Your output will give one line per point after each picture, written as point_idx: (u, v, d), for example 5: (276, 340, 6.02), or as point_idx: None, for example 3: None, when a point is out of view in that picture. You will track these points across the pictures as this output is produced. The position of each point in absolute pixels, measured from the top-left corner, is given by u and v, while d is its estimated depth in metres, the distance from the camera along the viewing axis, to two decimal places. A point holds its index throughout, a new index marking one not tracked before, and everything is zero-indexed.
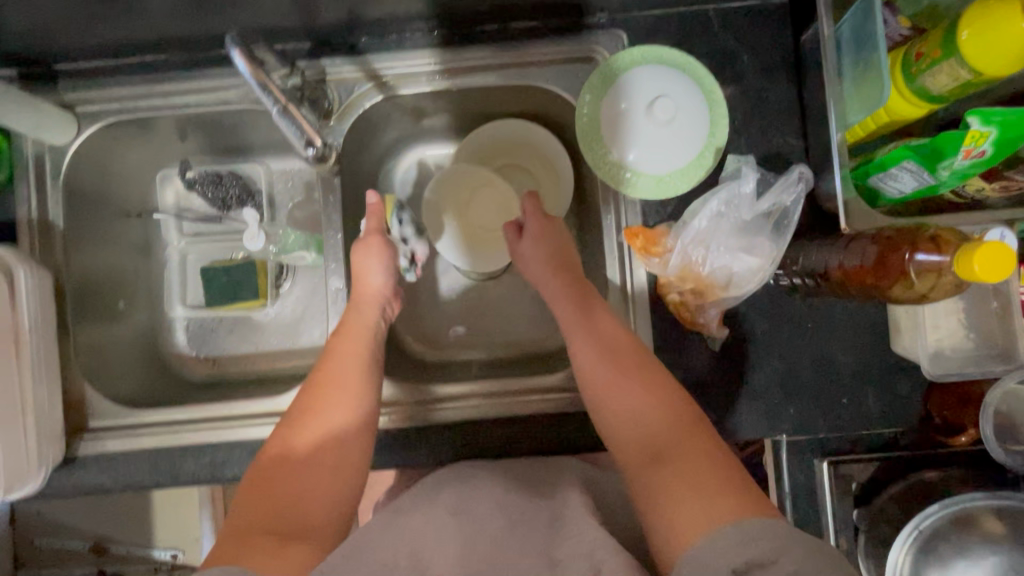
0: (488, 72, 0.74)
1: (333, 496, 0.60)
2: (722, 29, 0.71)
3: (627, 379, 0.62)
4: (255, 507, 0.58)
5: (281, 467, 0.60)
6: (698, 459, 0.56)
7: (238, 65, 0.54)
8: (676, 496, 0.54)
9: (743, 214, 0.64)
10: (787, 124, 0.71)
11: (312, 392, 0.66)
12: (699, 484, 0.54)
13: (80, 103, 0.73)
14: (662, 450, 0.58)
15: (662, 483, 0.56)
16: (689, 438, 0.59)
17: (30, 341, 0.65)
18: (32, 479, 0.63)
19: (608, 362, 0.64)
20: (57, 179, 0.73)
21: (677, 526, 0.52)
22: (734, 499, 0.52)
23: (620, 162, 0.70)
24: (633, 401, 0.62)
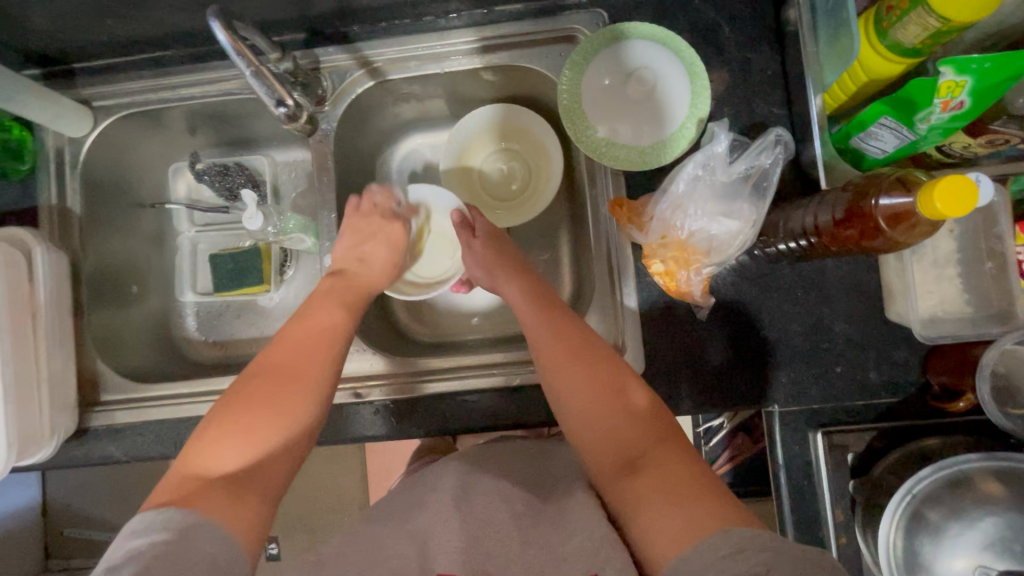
0: (474, 57, 0.77)
1: (290, 460, 0.58)
2: (702, 3, 0.73)
3: (596, 381, 0.61)
4: (215, 456, 0.55)
5: (244, 439, 0.56)
6: (674, 465, 0.54)
7: (218, 38, 0.57)
8: (653, 507, 0.52)
9: (720, 178, 0.65)
10: (770, 92, 0.71)
11: (276, 358, 0.62)
12: (677, 490, 0.52)
13: (96, 98, 0.79)
14: (637, 458, 0.56)
15: (639, 492, 0.54)
16: (665, 441, 0.57)
17: (45, 315, 0.69)
18: (46, 445, 0.68)
19: (581, 368, 0.62)
20: (75, 168, 0.78)
21: (658, 539, 0.50)
22: (719, 507, 0.50)
23: (603, 138, 0.70)
24: (606, 408, 0.59)
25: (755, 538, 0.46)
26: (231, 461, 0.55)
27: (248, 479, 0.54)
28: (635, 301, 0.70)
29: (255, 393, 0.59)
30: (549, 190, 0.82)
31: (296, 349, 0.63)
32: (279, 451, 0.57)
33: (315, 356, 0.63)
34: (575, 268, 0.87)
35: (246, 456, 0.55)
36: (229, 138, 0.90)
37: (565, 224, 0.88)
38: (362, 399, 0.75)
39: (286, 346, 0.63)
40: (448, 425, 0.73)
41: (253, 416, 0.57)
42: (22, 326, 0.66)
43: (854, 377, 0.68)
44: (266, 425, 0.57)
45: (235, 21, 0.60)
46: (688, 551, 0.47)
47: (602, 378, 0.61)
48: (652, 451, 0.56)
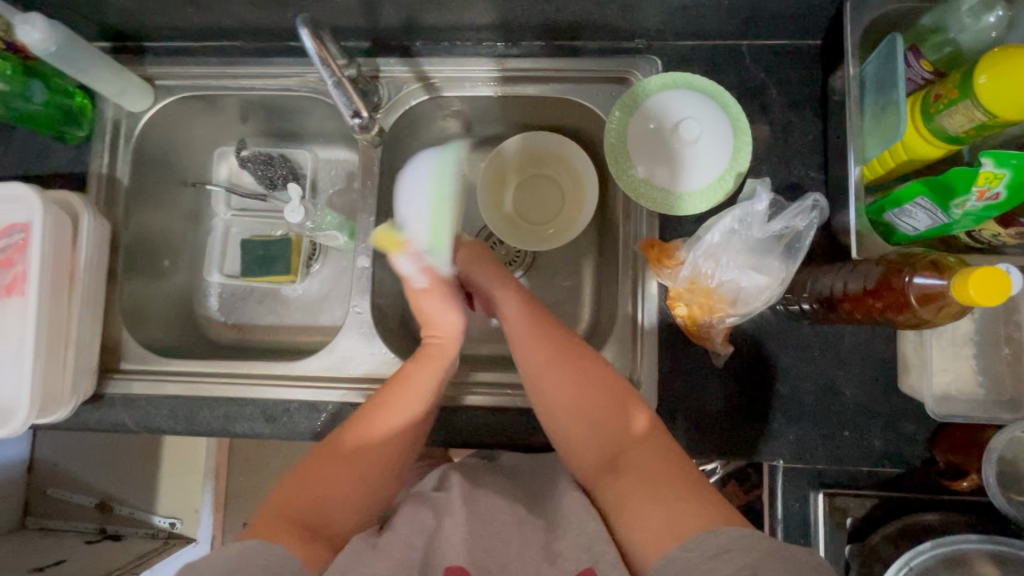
0: (529, 84, 0.79)
1: (369, 508, 0.61)
2: (754, 63, 0.75)
3: (573, 384, 0.63)
4: (296, 500, 0.58)
5: (326, 481, 0.60)
6: (653, 463, 0.58)
7: (306, 44, 0.60)
8: (636, 508, 0.55)
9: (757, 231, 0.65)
10: (809, 158, 0.73)
11: (370, 406, 0.64)
12: (659, 488, 0.55)
13: (159, 77, 0.82)
14: (616, 458, 0.60)
15: (620, 493, 0.57)
16: (649, 443, 0.59)
17: (83, 278, 0.70)
18: (64, 406, 0.68)
19: (560, 374, 0.64)
20: (129, 141, 0.81)
21: (643, 538, 0.53)
22: (699, 505, 0.53)
23: (644, 178, 0.72)
24: (587, 410, 0.62)
25: (743, 536, 0.49)
26: (310, 498, 0.59)
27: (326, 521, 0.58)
28: (656, 342, 0.72)
29: (342, 449, 0.61)
30: (579, 223, 0.84)
31: (400, 406, 0.64)
32: (358, 497, 0.60)
33: (401, 407, 0.64)
34: (595, 299, 0.89)
35: (325, 502, 0.59)
36: (277, 130, 0.93)
37: (591, 256, 0.90)
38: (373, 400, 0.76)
39: (387, 407, 0.64)
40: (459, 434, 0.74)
41: (337, 467, 0.60)
42: (60, 288, 0.68)
43: (861, 443, 0.69)
44: (351, 480, 0.60)
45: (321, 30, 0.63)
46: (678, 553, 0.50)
47: (584, 385, 0.63)
48: (638, 452, 0.59)
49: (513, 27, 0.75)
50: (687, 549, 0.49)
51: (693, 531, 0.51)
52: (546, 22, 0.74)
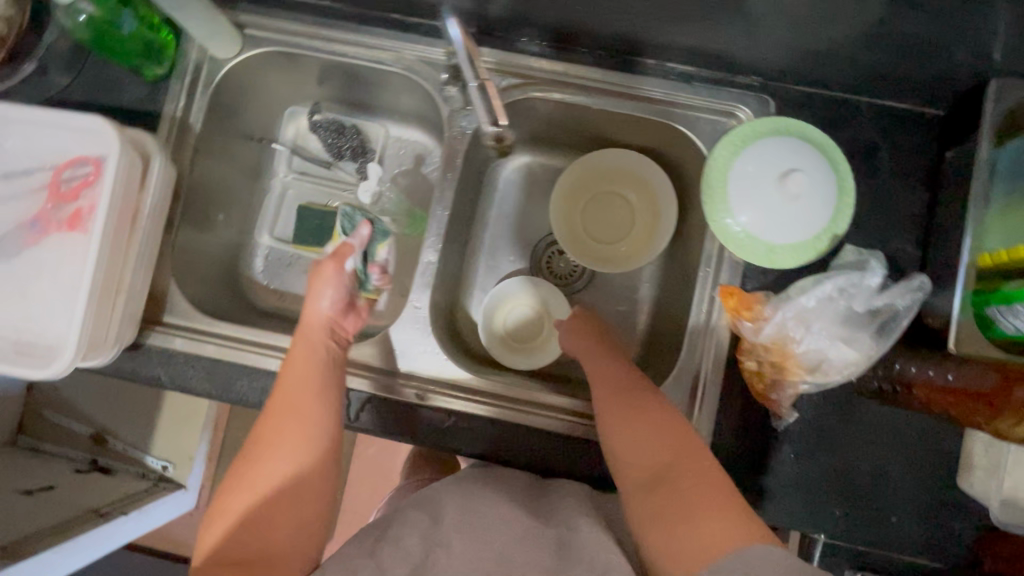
0: (631, 101, 0.76)
1: (306, 510, 0.58)
2: (870, 123, 0.72)
3: (634, 406, 0.63)
4: (220, 538, 0.55)
5: (241, 502, 0.57)
6: (698, 477, 0.55)
7: (454, 39, 0.57)
8: (666, 523, 0.52)
9: (858, 304, 0.62)
10: (908, 231, 0.70)
11: (267, 422, 0.62)
12: (697, 505, 0.52)
13: (250, 26, 0.78)
14: (660, 471, 0.57)
15: (654, 507, 0.54)
16: (687, 458, 0.57)
17: (144, 224, 0.67)
18: (106, 352, 0.65)
19: (623, 395, 0.65)
20: (208, 88, 0.77)
21: (672, 556, 0.50)
22: (735, 524, 0.50)
23: (741, 226, 0.69)
24: (643, 420, 0.61)
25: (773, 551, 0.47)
26: (240, 536, 0.55)
27: (256, 546, 0.55)
28: (719, 393, 0.69)
29: (249, 460, 0.60)
30: (650, 252, 0.83)
31: (283, 397, 0.64)
32: (295, 510, 0.57)
33: (296, 416, 0.62)
34: (650, 331, 0.86)
35: (253, 534, 0.55)
36: (353, 100, 0.90)
37: (652, 286, 0.88)
38: (419, 400, 0.73)
39: (276, 399, 0.64)
40: (459, 437, 0.72)
41: (244, 484, 0.58)
42: (123, 232, 0.64)
43: (906, 532, 0.67)
44: (274, 503, 0.57)
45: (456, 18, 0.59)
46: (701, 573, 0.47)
47: (643, 408, 0.63)
48: (675, 465, 0.56)
49: (629, 41, 0.72)
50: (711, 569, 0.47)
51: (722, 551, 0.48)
52: (667, 42, 0.70)
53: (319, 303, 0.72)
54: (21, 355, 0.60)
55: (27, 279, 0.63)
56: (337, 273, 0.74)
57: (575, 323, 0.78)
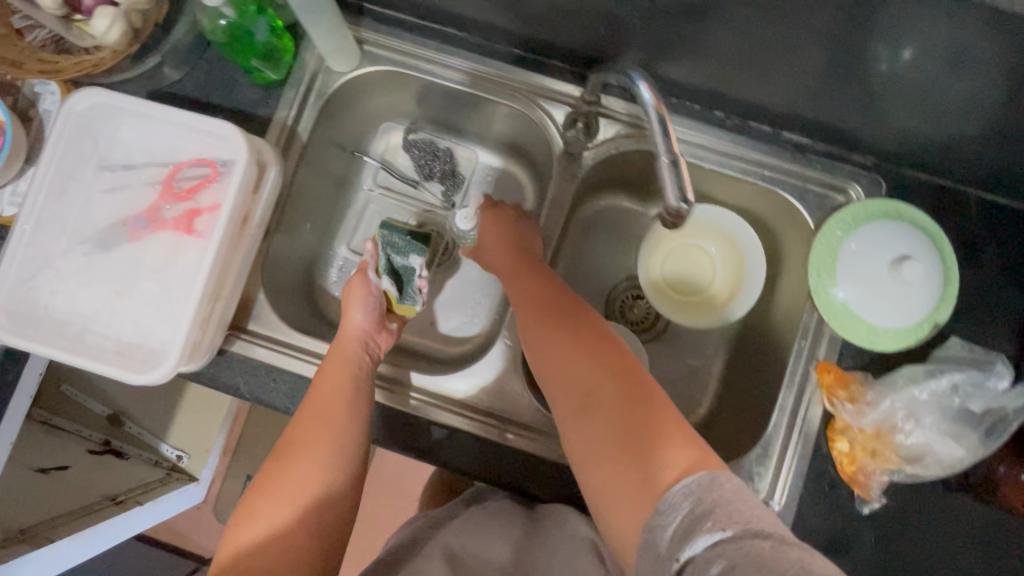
0: (741, 164, 0.76)
1: (328, 522, 0.58)
2: (979, 215, 0.72)
3: (561, 337, 0.56)
4: (241, 544, 0.55)
5: (265, 508, 0.56)
6: (609, 408, 0.50)
7: (641, 94, 0.49)
8: (613, 474, 0.47)
9: (974, 404, 0.64)
10: (1009, 330, 0.69)
11: (298, 429, 0.62)
12: (615, 442, 0.48)
13: (369, 42, 0.78)
14: (586, 404, 0.51)
15: (596, 455, 0.49)
16: (630, 385, 0.51)
17: (252, 229, 0.66)
18: (198, 358, 0.64)
19: (558, 330, 0.57)
20: (320, 98, 0.77)
21: (616, 519, 0.46)
22: (673, 460, 0.45)
23: (843, 302, 0.69)
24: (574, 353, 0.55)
25: (709, 483, 0.43)
26: (258, 549, 0.54)
27: (274, 557, 0.54)
28: (804, 469, 0.69)
29: (280, 466, 0.59)
30: (733, 313, 0.80)
31: (316, 404, 0.63)
32: (317, 525, 0.57)
33: (336, 424, 0.62)
34: (723, 391, 0.85)
35: (270, 549, 0.54)
36: (449, 122, 0.89)
37: (729, 345, 0.87)
38: (500, 439, 0.71)
39: (309, 407, 0.63)
40: (532, 479, 0.71)
41: (270, 491, 0.57)
42: (234, 239, 0.63)
43: None
44: (308, 512, 0.57)
45: (617, 71, 0.54)
46: (642, 540, 0.43)
47: (573, 337, 0.56)
48: (614, 400, 0.50)
49: (752, 106, 0.72)
50: (647, 532, 0.43)
51: (654, 501, 0.44)
52: (790, 112, 0.71)
53: (354, 315, 0.72)
54: (124, 356, 0.59)
55: (131, 277, 0.61)
56: (364, 287, 0.74)
57: (494, 244, 0.73)
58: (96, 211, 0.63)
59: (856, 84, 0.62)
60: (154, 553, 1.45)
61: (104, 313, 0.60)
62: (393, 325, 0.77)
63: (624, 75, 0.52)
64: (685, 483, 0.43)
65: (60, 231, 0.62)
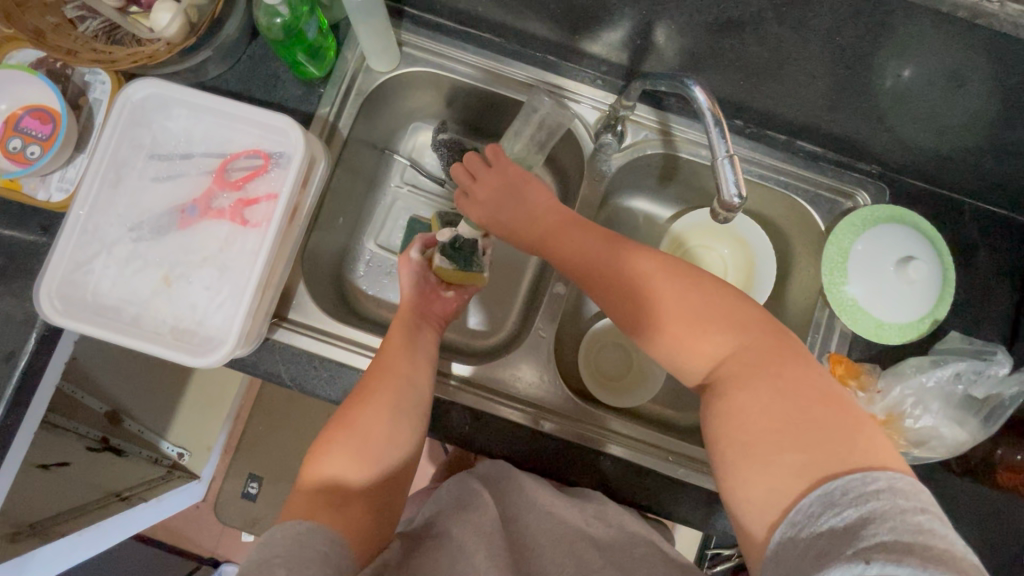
0: (758, 169, 0.81)
1: (401, 466, 0.61)
2: (970, 220, 0.79)
3: (694, 317, 0.57)
4: (326, 478, 0.56)
5: (347, 446, 0.58)
6: (762, 390, 0.51)
7: (696, 98, 0.55)
8: (771, 455, 0.48)
9: (977, 390, 0.68)
10: (1000, 326, 0.76)
11: (372, 382, 0.63)
12: (779, 427, 0.49)
13: (407, 45, 0.81)
14: (726, 384, 0.53)
15: (742, 436, 0.51)
16: (766, 364, 0.53)
17: (300, 219, 0.68)
18: (248, 346, 0.66)
19: (688, 306, 0.57)
20: (359, 96, 0.80)
21: (753, 505, 0.49)
22: (827, 454, 0.46)
23: (853, 299, 0.74)
24: (711, 330, 0.56)
25: (865, 481, 0.43)
26: (338, 479, 0.56)
27: (353, 487, 0.56)
28: None
29: (360, 411, 0.61)
30: None
31: (390, 360, 0.66)
32: (392, 467, 0.59)
33: (401, 382, 0.64)
34: None
35: (352, 482, 0.56)
36: (478, 123, 0.92)
37: None
38: (535, 426, 0.74)
39: (384, 363, 0.65)
40: (566, 463, 0.74)
41: (354, 433, 0.59)
42: (286, 230, 0.65)
43: None
44: (373, 455, 0.58)
45: (666, 81, 0.59)
46: (784, 526, 0.46)
47: (709, 316, 0.56)
48: (752, 376, 0.52)
49: (770, 116, 0.78)
50: (792, 525, 0.45)
51: (805, 490, 0.46)
52: (805, 122, 0.76)
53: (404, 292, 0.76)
54: (181, 340, 0.60)
55: (185, 262, 0.63)
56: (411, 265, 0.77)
57: (513, 207, 0.71)
58: (148, 199, 0.64)
59: (871, 100, 0.67)
60: (153, 551, 1.43)
61: (160, 297, 0.62)
62: (445, 297, 0.79)
63: (676, 81, 0.58)
64: (839, 482, 0.44)
65: (114, 216, 0.63)
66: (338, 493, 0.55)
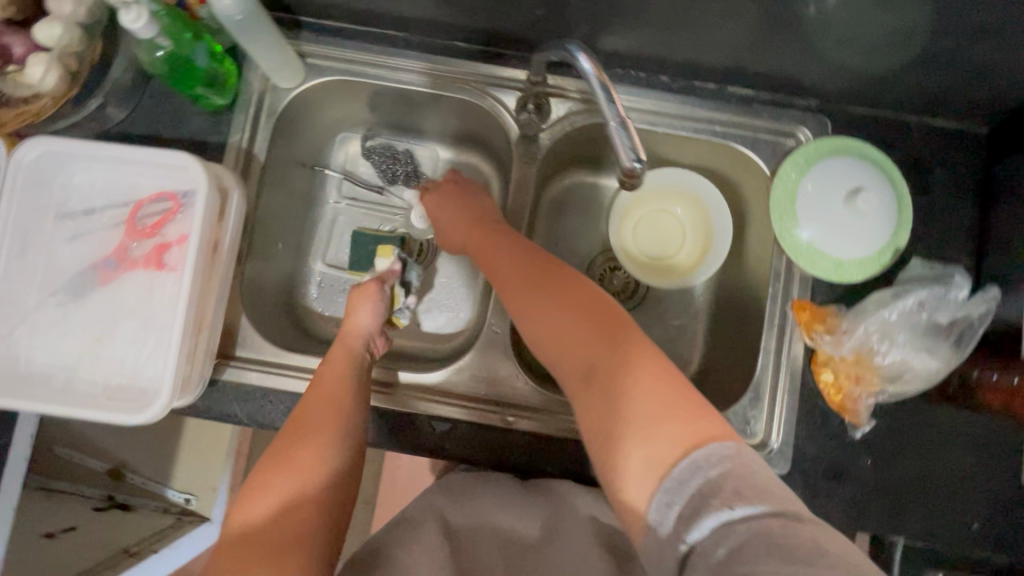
0: (692, 123, 0.78)
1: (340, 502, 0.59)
2: (920, 138, 0.75)
3: (560, 306, 0.55)
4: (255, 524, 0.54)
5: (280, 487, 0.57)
6: (625, 369, 0.49)
7: (583, 66, 0.52)
8: (636, 431, 0.46)
9: (941, 316, 0.68)
10: (965, 243, 0.73)
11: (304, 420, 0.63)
12: (640, 402, 0.47)
13: (311, 55, 0.78)
14: (595, 369, 0.51)
15: (609, 417, 0.48)
16: (628, 343, 0.51)
17: (223, 257, 0.66)
18: (191, 392, 0.64)
19: (558, 297, 0.56)
20: (271, 116, 0.77)
21: (630, 485, 0.45)
22: (689, 421, 0.45)
23: (808, 242, 0.71)
24: (578, 317, 0.54)
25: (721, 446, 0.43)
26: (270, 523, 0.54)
27: (288, 529, 0.54)
28: (794, 402, 0.72)
29: (293, 451, 0.60)
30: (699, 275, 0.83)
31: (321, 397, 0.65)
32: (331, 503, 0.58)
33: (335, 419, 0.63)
34: (708, 345, 0.87)
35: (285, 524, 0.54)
36: (405, 123, 0.89)
37: (708, 300, 0.89)
38: (506, 425, 0.72)
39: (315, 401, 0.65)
40: (542, 455, 0.72)
41: (286, 474, 0.58)
42: (208, 269, 0.63)
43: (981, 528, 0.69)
44: (309, 493, 0.57)
45: (557, 48, 0.56)
46: (660, 494, 0.43)
47: (576, 305, 0.55)
48: (615, 356, 0.50)
49: (695, 66, 0.74)
50: (668, 492, 0.43)
51: (675, 460, 0.44)
52: (731, 66, 0.73)
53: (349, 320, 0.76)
54: (113, 399, 0.59)
55: (110, 319, 0.62)
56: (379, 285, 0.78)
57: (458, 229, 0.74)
58: (63, 261, 0.62)
59: (789, 32, 0.64)
60: None
61: (88, 358, 0.60)
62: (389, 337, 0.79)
63: (562, 49, 0.55)
64: (704, 448, 0.43)
65: (30, 285, 0.61)
66: (269, 542, 0.53)
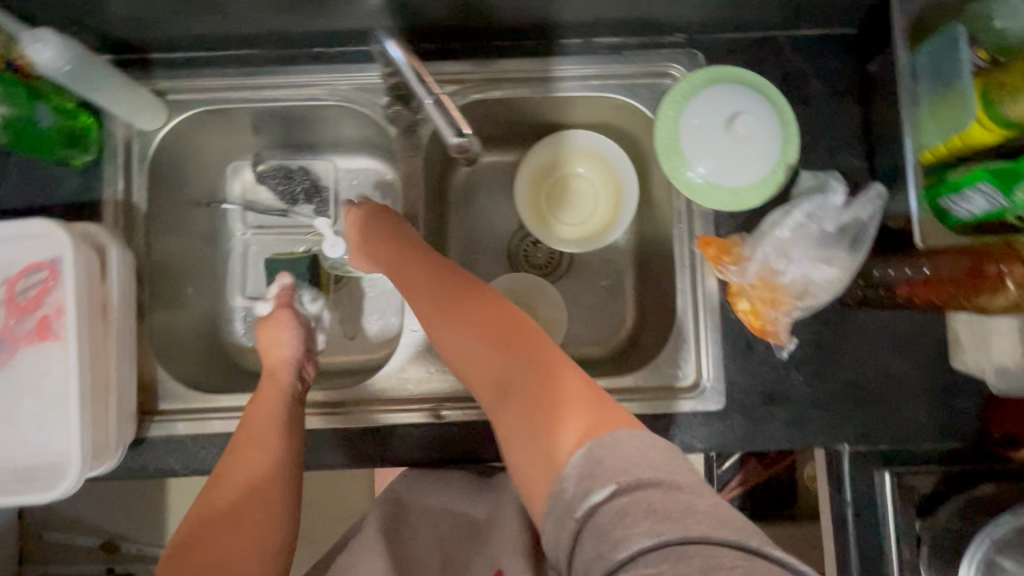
0: (568, 82, 0.77)
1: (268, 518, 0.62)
2: (792, 51, 0.75)
3: (470, 325, 0.57)
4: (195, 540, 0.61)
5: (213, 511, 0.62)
6: (532, 377, 0.53)
7: (392, 54, 0.64)
8: (540, 431, 0.50)
9: (829, 225, 0.68)
10: (852, 147, 0.73)
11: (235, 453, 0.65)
12: (546, 406, 0.51)
13: (171, 92, 0.76)
14: (505, 380, 0.54)
15: (517, 420, 0.52)
16: (533, 351, 0.55)
17: (115, 316, 0.65)
18: (112, 456, 0.63)
19: (467, 317, 0.58)
20: (143, 160, 0.75)
21: (537, 477, 0.50)
22: (593, 414, 0.50)
23: (700, 178, 0.71)
24: (488, 334, 0.56)
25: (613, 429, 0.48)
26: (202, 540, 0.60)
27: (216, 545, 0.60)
28: (717, 337, 0.72)
29: (224, 478, 0.63)
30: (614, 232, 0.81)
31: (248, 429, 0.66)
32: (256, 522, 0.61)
33: (259, 451, 0.64)
34: (640, 297, 0.87)
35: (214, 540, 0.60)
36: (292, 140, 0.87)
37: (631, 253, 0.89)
38: (439, 420, 0.71)
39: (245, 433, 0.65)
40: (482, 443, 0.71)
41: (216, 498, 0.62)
42: (96, 332, 0.62)
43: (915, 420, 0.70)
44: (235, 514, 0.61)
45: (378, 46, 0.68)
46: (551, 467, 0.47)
47: (486, 322, 0.57)
48: (524, 367, 0.54)
49: (555, 25, 0.73)
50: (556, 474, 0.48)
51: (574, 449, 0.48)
52: (589, 18, 0.72)
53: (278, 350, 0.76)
54: (25, 480, 0.58)
55: (9, 402, 0.60)
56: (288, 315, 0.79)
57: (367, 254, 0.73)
58: None
59: None
60: None
61: None
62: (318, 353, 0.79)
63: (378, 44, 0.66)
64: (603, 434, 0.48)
65: None
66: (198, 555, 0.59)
